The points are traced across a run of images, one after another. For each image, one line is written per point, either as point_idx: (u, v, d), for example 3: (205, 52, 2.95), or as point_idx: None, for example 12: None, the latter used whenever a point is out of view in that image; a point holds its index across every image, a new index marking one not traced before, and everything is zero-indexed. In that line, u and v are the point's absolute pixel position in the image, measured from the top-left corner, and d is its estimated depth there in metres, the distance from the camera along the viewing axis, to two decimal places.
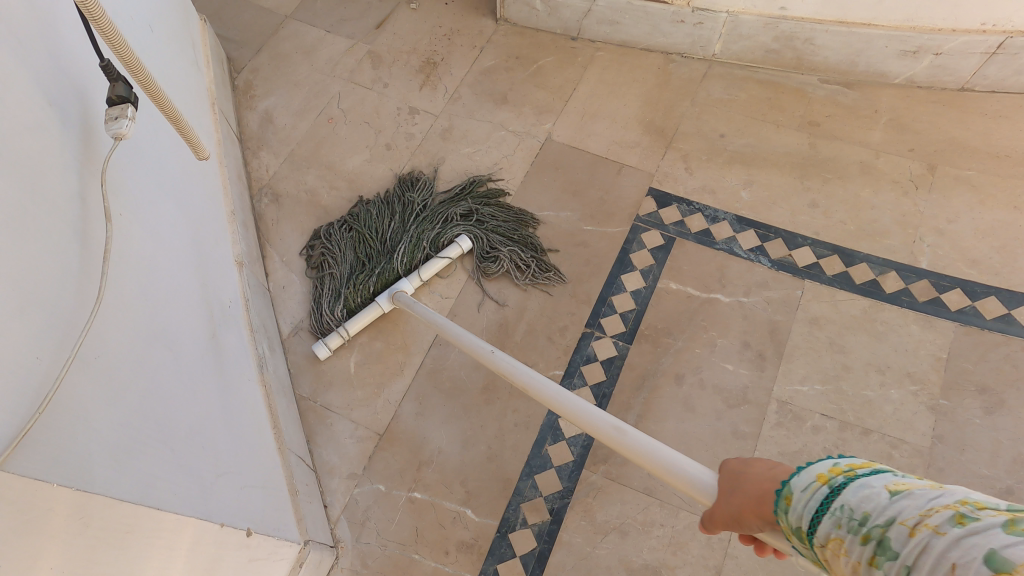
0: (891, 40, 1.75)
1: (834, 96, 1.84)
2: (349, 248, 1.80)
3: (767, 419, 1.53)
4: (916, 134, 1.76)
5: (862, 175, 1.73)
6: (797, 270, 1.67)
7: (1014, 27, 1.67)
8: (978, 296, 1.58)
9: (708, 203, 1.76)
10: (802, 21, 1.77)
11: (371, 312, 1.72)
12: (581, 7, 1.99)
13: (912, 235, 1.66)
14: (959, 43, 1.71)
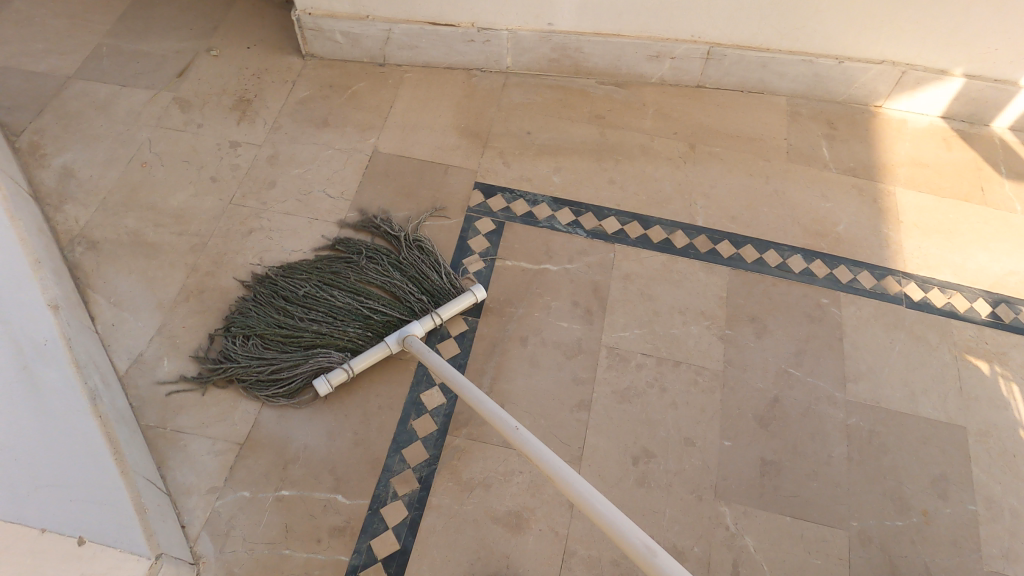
0: (638, 47, 2.22)
1: (610, 95, 2.28)
2: (299, 316, 1.79)
3: (600, 363, 1.75)
4: (675, 120, 2.21)
5: (643, 155, 2.12)
6: (607, 237, 1.95)
7: (712, 39, 2.19)
8: (741, 245, 1.95)
9: (527, 189, 2.04)
10: (568, 34, 2.22)
11: (379, 352, 1.69)
12: (380, 36, 2.29)
13: (689, 200, 2.03)
14: (683, 49, 2.21)
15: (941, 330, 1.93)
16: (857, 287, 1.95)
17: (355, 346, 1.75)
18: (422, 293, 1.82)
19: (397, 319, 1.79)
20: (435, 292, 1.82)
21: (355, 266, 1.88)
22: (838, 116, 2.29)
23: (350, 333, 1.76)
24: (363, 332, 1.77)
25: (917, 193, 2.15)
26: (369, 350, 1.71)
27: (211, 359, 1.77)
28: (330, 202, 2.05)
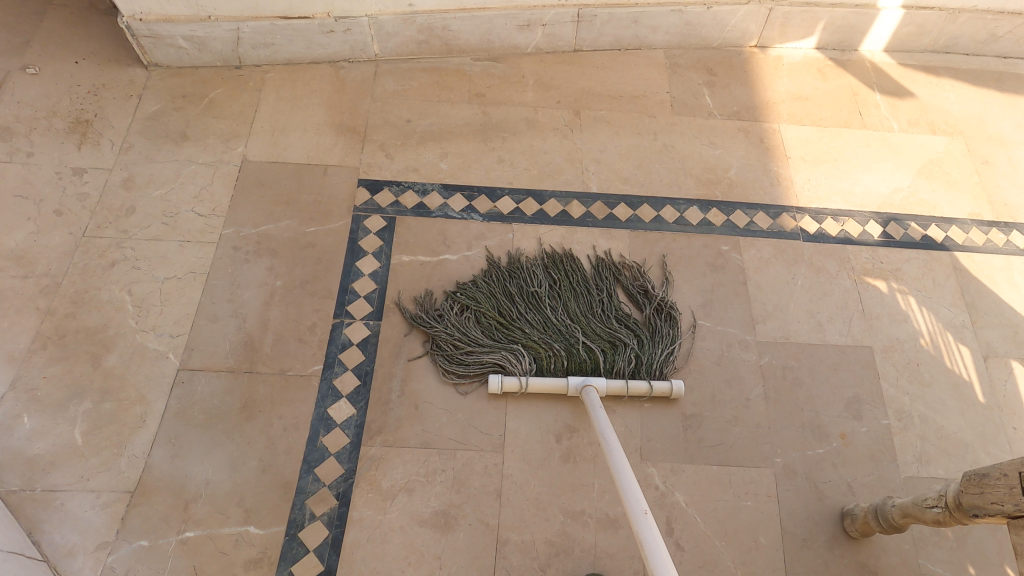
0: (507, 18, 2.18)
1: (488, 70, 2.21)
2: (517, 303, 1.76)
3: (511, 346, 1.72)
4: (557, 89, 2.18)
5: (529, 128, 2.08)
6: (504, 218, 1.90)
7: (580, 1, 2.17)
8: (636, 206, 1.95)
9: (414, 179, 1.96)
10: (432, 13, 2.15)
11: (558, 386, 1.63)
12: (230, 37, 2.18)
13: (581, 167, 2.01)
14: (553, 15, 2.18)
15: (838, 257, 1.96)
16: (755, 229, 1.96)
17: (544, 365, 1.67)
18: (641, 356, 1.71)
19: (595, 362, 1.68)
20: (646, 361, 1.70)
21: (594, 293, 1.79)
22: (715, 62, 2.28)
23: (555, 348, 1.68)
24: (562, 357, 1.68)
25: (799, 127, 2.17)
26: (550, 377, 1.66)
27: (246, 448, 1.56)
28: (201, 221, 1.91)
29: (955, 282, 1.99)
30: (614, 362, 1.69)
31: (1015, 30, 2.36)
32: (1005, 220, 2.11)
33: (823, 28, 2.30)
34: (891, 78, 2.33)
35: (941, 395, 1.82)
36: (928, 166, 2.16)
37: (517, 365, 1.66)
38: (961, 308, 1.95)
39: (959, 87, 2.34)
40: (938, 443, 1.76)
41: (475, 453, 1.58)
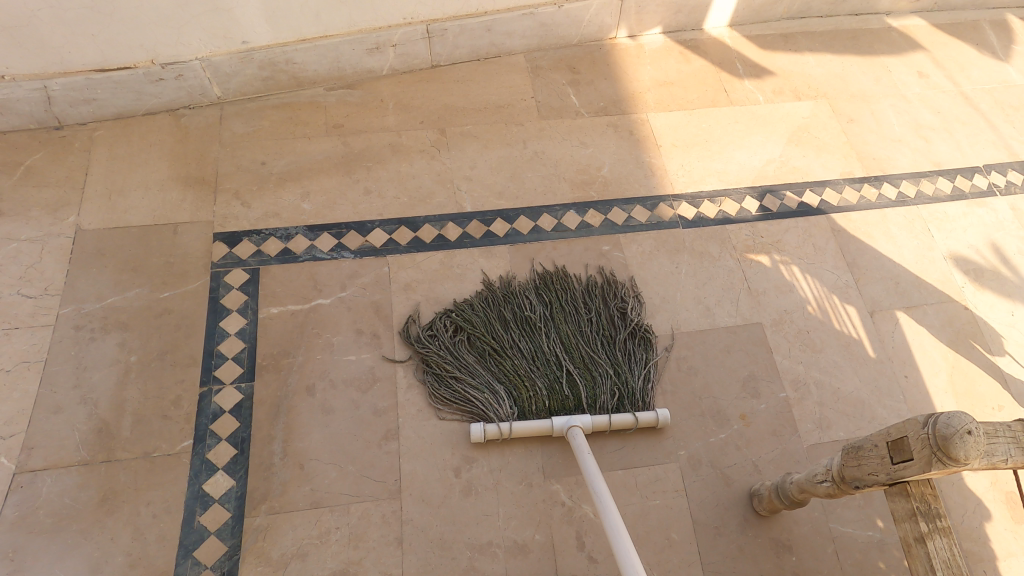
0: (353, 44, 2.13)
1: (343, 99, 2.16)
2: (508, 328, 1.76)
3: (399, 386, 1.67)
4: (419, 109, 2.14)
5: (395, 153, 2.04)
6: (378, 250, 1.86)
7: (426, 17, 2.15)
8: (513, 219, 1.94)
9: (275, 225, 1.90)
10: (270, 47, 2.09)
11: (543, 428, 1.61)
12: (39, 96, 2.01)
13: (452, 188, 1.98)
14: (401, 34, 2.15)
15: (719, 239, 1.98)
16: (634, 223, 1.98)
17: (524, 406, 1.65)
18: (619, 386, 1.71)
19: (575, 400, 1.67)
20: (624, 394, 1.71)
21: (581, 316, 1.80)
22: (578, 60, 2.28)
23: (538, 386, 1.68)
24: (544, 395, 1.67)
25: (669, 113, 2.19)
26: (532, 419, 1.63)
27: (110, 545, 1.46)
28: (31, 303, 1.76)
29: (836, 243, 2.03)
30: (597, 398, 1.68)
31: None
32: (876, 175, 2.17)
33: (678, 10, 2.31)
34: (752, 46, 2.38)
35: (834, 357, 1.87)
36: (798, 133, 2.19)
37: (501, 407, 1.64)
38: (844, 270, 1.99)
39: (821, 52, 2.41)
40: (838, 405, 1.81)
41: (370, 503, 1.53)
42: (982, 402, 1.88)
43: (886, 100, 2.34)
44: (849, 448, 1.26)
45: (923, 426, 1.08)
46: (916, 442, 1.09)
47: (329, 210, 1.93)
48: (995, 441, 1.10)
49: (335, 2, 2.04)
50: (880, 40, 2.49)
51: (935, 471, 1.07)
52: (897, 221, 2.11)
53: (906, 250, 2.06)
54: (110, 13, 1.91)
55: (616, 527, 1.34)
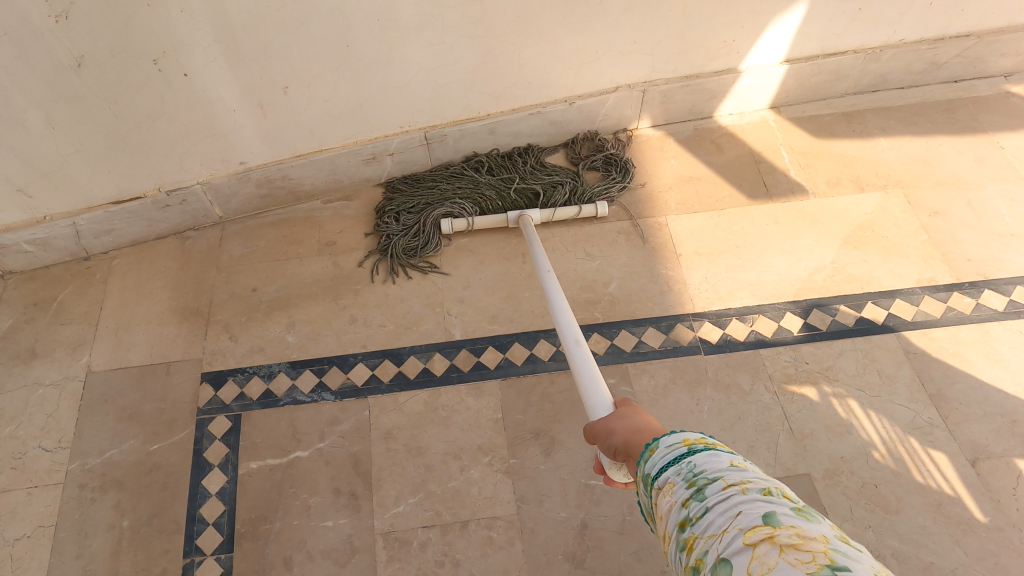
0: (349, 155, 1.99)
1: (338, 212, 2.07)
2: (460, 178, 2.03)
3: (378, 560, 1.52)
4: None
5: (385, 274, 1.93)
6: (359, 390, 1.74)
7: (424, 124, 1.97)
8: (506, 346, 1.79)
9: (259, 361, 1.82)
10: (267, 166, 1.97)
11: (499, 219, 1.92)
12: (67, 232, 1.96)
13: (442, 312, 1.85)
14: (397, 143, 1.99)
15: (751, 368, 1.69)
16: (646, 350, 1.74)
17: (484, 206, 1.97)
18: (573, 189, 1.96)
19: (521, 201, 1.97)
20: (570, 192, 1.96)
21: (511, 154, 2.06)
22: (591, 155, 2.06)
23: (487, 194, 1.97)
24: (495, 198, 1.97)
25: (693, 215, 1.91)
26: (491, 214, 1.95)
27: None
28: (48, 457, 1.72)
29: (910, 368, 1.66)
30: (548, 197, 1.96)
31: (964, 52, 2.03)
32: (972, 279, 1.77)
33: (714, 97, 2.02)
34: (806, 130, 2.04)
35: (919, 520, 1.48)
36: (858, 232, 1.84)
37: (463, 214, 1.95)
38: (924, 404, 1.62)
39: (896, 130, 2.03)
40: None
41: None
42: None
43: (991, 185, 1.91)
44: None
45: None
46: None
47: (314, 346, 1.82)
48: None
49: (330, 118, 1.90)
50: (987, 112, 2.05)
51: None
52: (1004, 338, 1.69)
53: (1022, 377, 1.64)
54: (122, 147, 1.81)
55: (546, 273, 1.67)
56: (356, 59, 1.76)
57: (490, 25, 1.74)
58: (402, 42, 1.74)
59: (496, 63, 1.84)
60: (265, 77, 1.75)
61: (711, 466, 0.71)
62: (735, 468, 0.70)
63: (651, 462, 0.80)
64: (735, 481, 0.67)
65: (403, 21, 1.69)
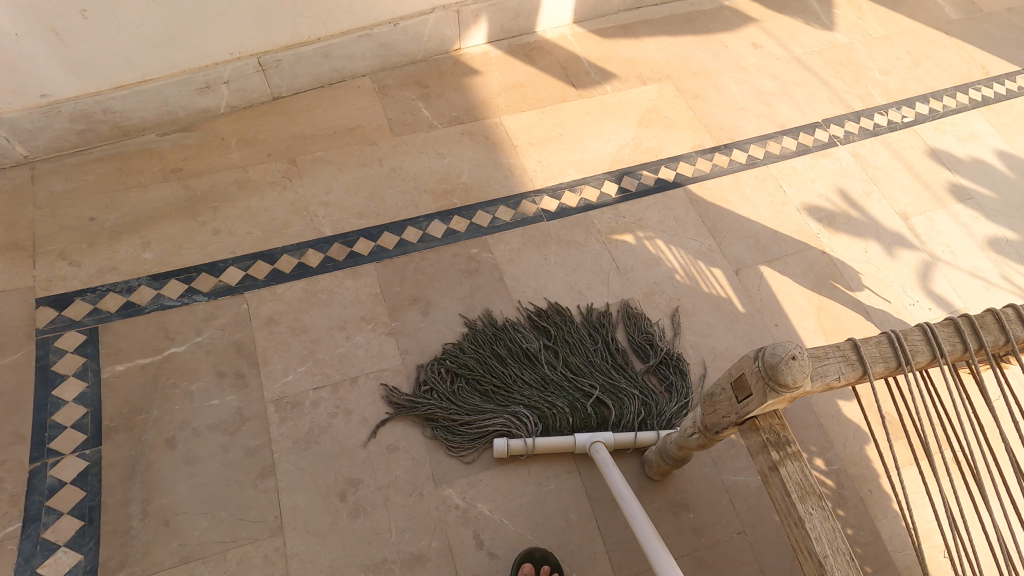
0: (178, 85, 2.16)
1: (179, 142, 2.21)
2: (509, 363, 1.77)
3: (271, 422, 1.63)
4: (264, 142, 2.20)
5: (242, 190, 2.07)
6: (234, 288, 1.85)
7: (255, 50, 2.20)
8: (376, 236, 1.97)
9: (112, 280, 1.87)
10: (79, 98, 2.06)
11: (566, 443, 1.62)
12: None
13: (309, 215, 2.01)
14: (230, 70, 2.20)
15: (584, 225, 2.04)
16: (499, 223, 2.03)
17: (547, 423, 1.67)
18: (645, 405, 1.73)
19: (593, 418, 1.69)
20: (649, 404, 1.73)
21: (591, 349, 1.82)
22: (425, 74, 2.39)
23: (558, 406, 1.69)
24: (566, 413, 1.69)
25: (521, 115, 2.28)
26: (553, 436, 1.64)
27: None
28: None
29: (695, 213, 2.11)
30: (620, 416, 1.70)
31: None
32: (725, 143, 2.26)
33: (516, 15, 2.40)
34: (593, 43, 2.46)
35: (707, 318, 1.93)
36: (648, 115, 2.28)
37: (522, 432, 1.64)
38: (705, 236, 2.08)
39: (663, 37, 2.49)
40: (717, 363, 1.87)
41: (250, 545, 1.48)
42: (849, 337, 2.01)
43: (726, 73, 2.42)
44: (706, 396, 1.29)
45: (755, 360, 1.12)
46: (753, 376, 1.12)
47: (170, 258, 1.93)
48: (825, 362, 1.18)
49: (147, 46, 2.04)
50: (713, 21, 2.58)
51: (773, 401, 1.10)
52: (750, 184, 2.21)
53: (762, 208, 2.17)
54: None
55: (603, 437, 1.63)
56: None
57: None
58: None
59: None
60: (57, 0, 1.84)
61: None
62: None
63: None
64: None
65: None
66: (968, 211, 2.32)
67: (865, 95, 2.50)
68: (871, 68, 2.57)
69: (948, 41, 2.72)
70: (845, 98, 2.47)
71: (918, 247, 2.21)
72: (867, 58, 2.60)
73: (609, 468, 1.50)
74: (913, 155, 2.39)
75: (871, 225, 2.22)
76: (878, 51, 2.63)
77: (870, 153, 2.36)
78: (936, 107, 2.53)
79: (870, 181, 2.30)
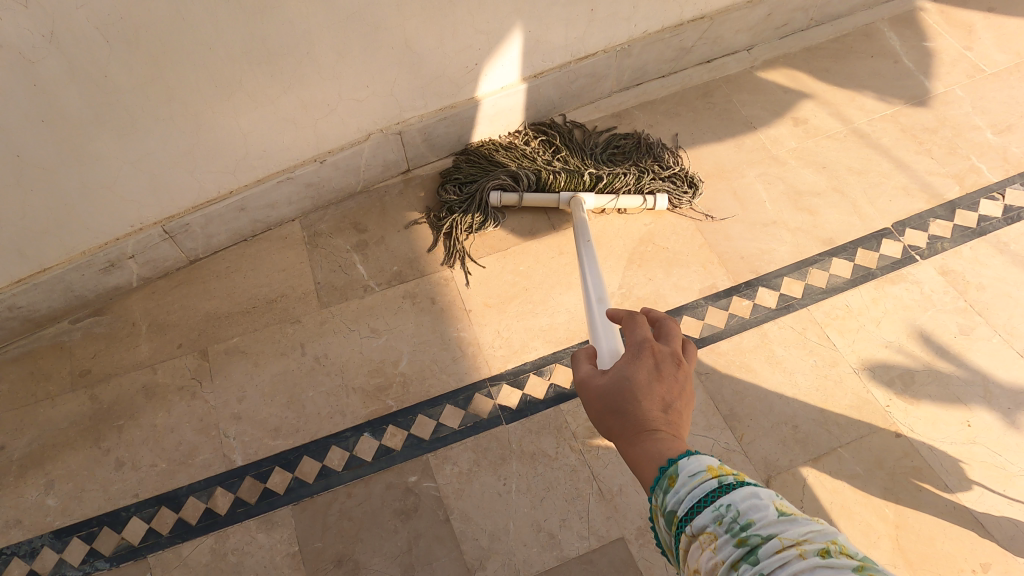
0: (80, 269, 1.76)
1: (90, 331, 1.84)
2: (526, 155, 1.91)
3: None
4: (176, 326, 1.83)
5: (149, 400, 1.74)
6: (136, 550, 1.57)
7: (159, 216, 1.77)
8: (294, 463, 1.63)
9: (15, 538, 1.60)
10: None
11: (552, 197, 1.78)
12: None
13: (218, 435, 1.68)
14: (135, 242, 1.78)
15: (554, 428, 1.60)
16: (444, 432, 1.61)
17: (542, 180, 1.82)
18: (636, 180, 1.80)
19: (583, 179, 1.79)
20: (637, 178, 1.80)
21: (588, 146, 1.91)
22: (363, 212, 1.95)
23: (558, 171, 1.82)
24: (558, 174, 1.81)
25: (477, 263, 1.82)
26: (542, 193, 1.81)
27: None
28: None
29: (704, 392, 1.58)
30: (611, 181, 1.78)
31: (705, 34, 1.92)
32: (747, 279, 1.69)
33: (471, 125, 1.92)
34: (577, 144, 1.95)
35: None
36: (640, 250, 1.74)
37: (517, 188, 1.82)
38: (722, 428, 1.54)
39: (662, 125, 1.94)
40: None
41: None
42: (951, 568, 1.39)
43: (752, 170, 1.83)
44: None
45: None
46: None
47: (77, 504, 1.63)
48: None
49: (35, 235, 1.63)
50: (739, 91, 1.97)
51: None
52: (783, 338, 1.63)
53: (800, 375, 1.59)
54: None
55: (590, 253, 1.55)
56: (29, 167, 1.49)
57: (184, 101, 1.53)
58: (88, 140, 1.51)
59: (216, 138, 1.65)
60: None
61: (762, 516, 0.56)
62: (788, 519, 0.55)
63: (673, 496, 0.64)
64: (791, 540, 0.53)
65: (75, 117, 1.45)
66: None
67: (964, 172, 1.80)
68: (979, 126, 1.85)
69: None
70: (930, 181, 1.79)
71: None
72: (972, 110, 1.87)
73: (608, 337, 1.28)
74: None
75: (976, 380, 1.56)
76: (992, 93, 1.89)
77: (970, 265, 1.68)
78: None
79: (970, 308, 1.63)
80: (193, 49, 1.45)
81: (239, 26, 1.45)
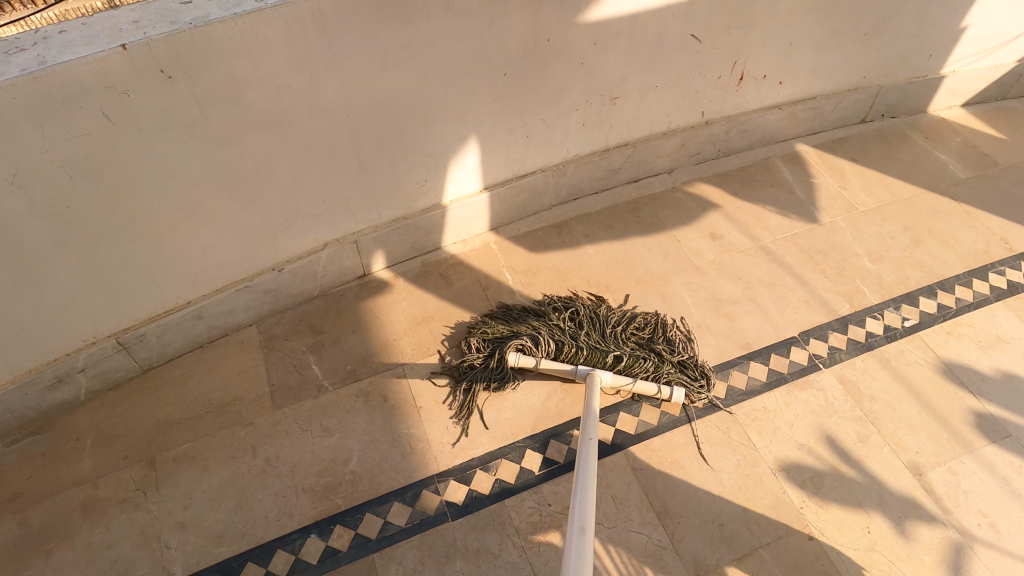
0: (23, 388, 1.77)
1: (28, 452, 1.82)
2: (562, 310, 1.95)
3: None
4: (124, 437, 1.85)
5: (88, 517, 1.72)
6: None
7: (113, 328, 1.83)
8: (237, 569, 1.63)
9: None
10: None
11: (564, 370, 1.80)
12: None
13: (158, 545, 1.68)
14: (87, 357, 1.82)
15: (498, 525, 1.66)
16: (392, 530, 1.66)
17: (561, 351, 1.86)
18: (655, 364, 1.82)
19: (597, 358, 1.82)
20: (655, 367, 1.82)
21: (597, 313, 1.93)
22: (320, 315, 2.07)
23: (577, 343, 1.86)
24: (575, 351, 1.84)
25: (428, 359, 1.94)
26: (560, 361, 1.84)
27: None
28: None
29: (640, 488, 1.67)
30: (631, 364, 1.81)
31: (629, 158, 2.26)
32: None
33: (427, 232, 2.12)
34: (524, 248, 2.17)
35: None
36: None
37: (535, 354, 1.85)
38: (654, 523, 1.61)
39: (598, 235, 2.18)
40: None
41: None
42: None
43: (678, 279, 2.05)
44: None
45: None
46: None
47: None
48: None
49: None
50: (661, 207, 2.26)
51: None
52: (708, 437, 1.75)
53: (724, 473, 1.69)
54: None
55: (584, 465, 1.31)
56: None
57: (145, 223, 1.67)
58: (46, 262, 1.59)
59: (174, 253, 1.77)
60: None
61: None
62: None
63: None
64: None
65: (35, 244, 1.55)
66: (1004, 458, 1.73)
67: (852, 293, 2.04)
68: (859, 254, 2.13)
69: (953, 208, 2.25)
70: (827, 299, 2.02)
71: (945, 523, 1.62)
72: (853, 239, 2.16)
73: None
74: (922, 378, 1.86)
75: (873, 487, 1.67)
76: (866, 229, 2.19)
77: (863, 376, 1.86)
78: (948, 301, 2.02)
79: (865, 419, 1.78)
80: (155, 177, 1.60)
81: (200, 157, 1.62)
